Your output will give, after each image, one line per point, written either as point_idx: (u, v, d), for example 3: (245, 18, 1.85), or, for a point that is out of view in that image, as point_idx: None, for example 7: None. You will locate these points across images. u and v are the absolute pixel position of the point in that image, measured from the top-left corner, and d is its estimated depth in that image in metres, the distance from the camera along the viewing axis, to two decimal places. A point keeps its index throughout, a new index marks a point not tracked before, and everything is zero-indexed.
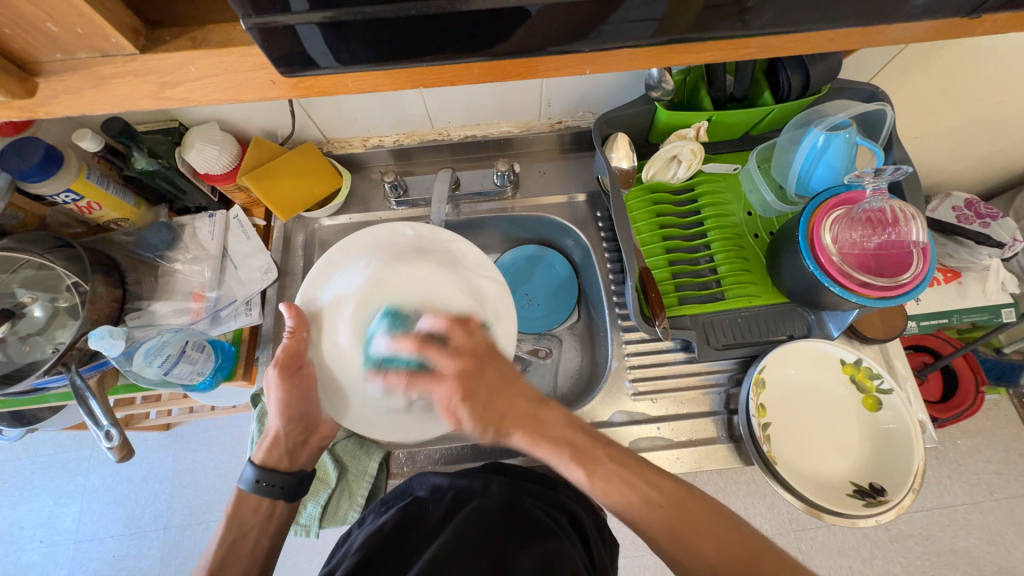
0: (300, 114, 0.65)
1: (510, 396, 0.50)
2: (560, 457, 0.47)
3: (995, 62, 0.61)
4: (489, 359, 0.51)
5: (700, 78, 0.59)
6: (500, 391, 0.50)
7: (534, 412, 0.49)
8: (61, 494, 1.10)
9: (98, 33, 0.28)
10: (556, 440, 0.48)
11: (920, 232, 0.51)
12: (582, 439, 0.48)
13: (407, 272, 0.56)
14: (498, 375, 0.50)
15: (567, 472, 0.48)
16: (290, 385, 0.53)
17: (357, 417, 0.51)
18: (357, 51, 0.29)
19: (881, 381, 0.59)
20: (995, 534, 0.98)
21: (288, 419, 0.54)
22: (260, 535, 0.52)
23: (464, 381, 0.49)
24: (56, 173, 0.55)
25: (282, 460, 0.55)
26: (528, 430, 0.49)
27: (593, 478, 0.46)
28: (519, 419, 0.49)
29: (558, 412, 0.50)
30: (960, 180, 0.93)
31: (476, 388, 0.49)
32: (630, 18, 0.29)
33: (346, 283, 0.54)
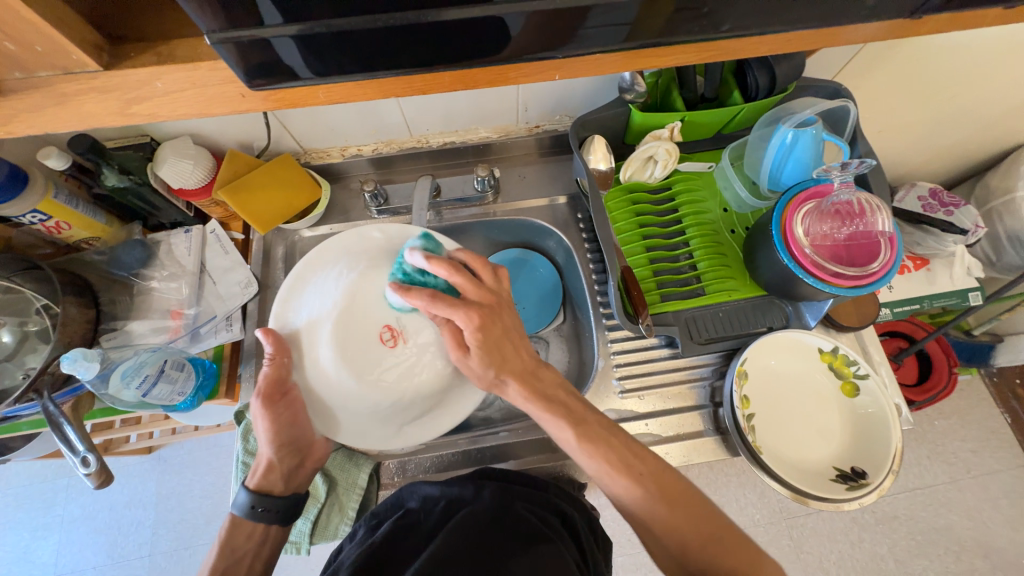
0: (276, 126, 0.64)
1: (520, 346, 0.53)
2: (556, 417, 0.50)
3: (948, 58, 0.64)
4: (507, 302, 0.53)
5: (672, 80, 0.61)
6: (503, 339, 0.51)
7: (532, 370, 0.53)
8: (38, 525, 1.06)
9: (59, 50, 0.28)
10: (552, 400, 0.51)
11: (886, 222, 0.53)
12: (576, 404, 0.52)
13: (384, 277, 0.52)
14: (512, 322, 0.53)
15: (556, 431, 0.50)
16: (276, 413, 0.52)
17: (351, 430, 0.51)
18: (329, 63, 0.29)
19: (858, 367, 0.61)
20: (975, 510, 1.01)
21: (281, 445, 0.53)
22: (254, 562, 0.50)
23: (485, 315, 0.50)
24: (22, 194, 0.54)
25: (277, 484, 0.54)
26: (524, 384, 0.51)
27: (581, 439, 0.48)
28: (519, 369, 0.52)
29: (554, 374, 0.54)
30: (924, 170, 0.96)
31: (494, 322, 0.50)
32: (594, 24, 0.30)
33: (320, 297, 0.52)
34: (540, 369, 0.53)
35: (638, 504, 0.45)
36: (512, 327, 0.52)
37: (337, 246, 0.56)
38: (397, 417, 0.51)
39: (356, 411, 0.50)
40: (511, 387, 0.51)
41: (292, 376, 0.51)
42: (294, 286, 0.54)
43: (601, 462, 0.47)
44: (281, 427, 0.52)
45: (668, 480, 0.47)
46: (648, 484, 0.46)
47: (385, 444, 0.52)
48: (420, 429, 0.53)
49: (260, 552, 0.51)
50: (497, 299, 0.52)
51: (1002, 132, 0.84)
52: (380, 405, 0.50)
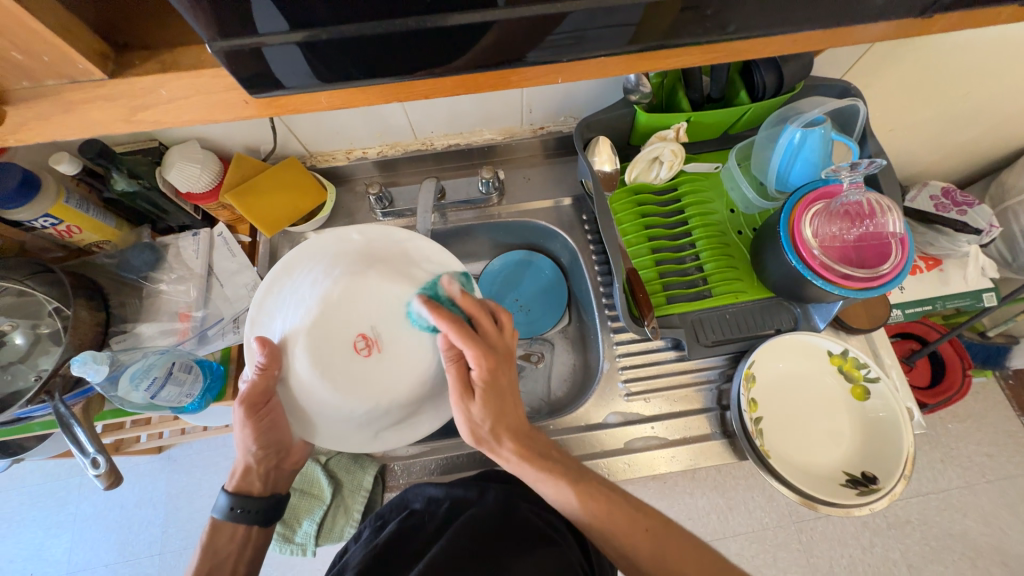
0: (282, 130, 0.65)
1: (515, 402, 0.51)
2: (551, 477, 0.48)
3: (962, 55, 0.62)
4: (512, 355, 0.52)
5: (678, 81, 0.60)
6: (507, 388, 0.50)
7: (528, 428, 0.51)
8: (51, 524, 1.08)
9: (64, 59, 0.28)
10: (548, 458, 0.50)
11: (897, 223, 0.52)
12: (571, 464, 0.51)
13: (361, 284, 0.52)
14: (512, 377, 0.51)
15: (550, 496, 0.48)
16: (256, 421, 0.51)
17: (326, 435, 0.52)
18: (336, 69, 0.29)
19: (869, 370, 0.60)
20: (990, 515, 0.99)
21: (261, 449, 0.53)
22: (237, 563, 0.51)
23: (492, 368, 0.48)
24: (34, 199, 0.55)
25: (255, 485, 0.54)
26: (520, 442, 0.49)
27: (581, 499, 0.47)
28: (515, 427, 0.50)
29: (544, 436, 0.52)
30: (938, 169, 0.95)
31: (499, 373, 0.49)
32: (594, 26, 0.30)
33: (295, 306, 0.51)
34: (533, 431, 0.52)
35: (627, 538, 0.46)
36: (512, 380, 0.51)
37: (315, 248, 0.56)
38: (370, 424, 0.52)
39: (330, 416, 0.51)
40: (505, 445, 0.50)
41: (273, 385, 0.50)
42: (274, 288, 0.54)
43: (597, 516, 0.46)
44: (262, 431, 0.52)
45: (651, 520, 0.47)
46: (646, 531, 0.46)
47: (364, 448, 0.54)
48: (398, 434, 0.54)
49: (243, 554, 0.52)
50: (506, 350, 0.51)
51: (1018, 130, 0.82)
52: (355, 414, 0.50)
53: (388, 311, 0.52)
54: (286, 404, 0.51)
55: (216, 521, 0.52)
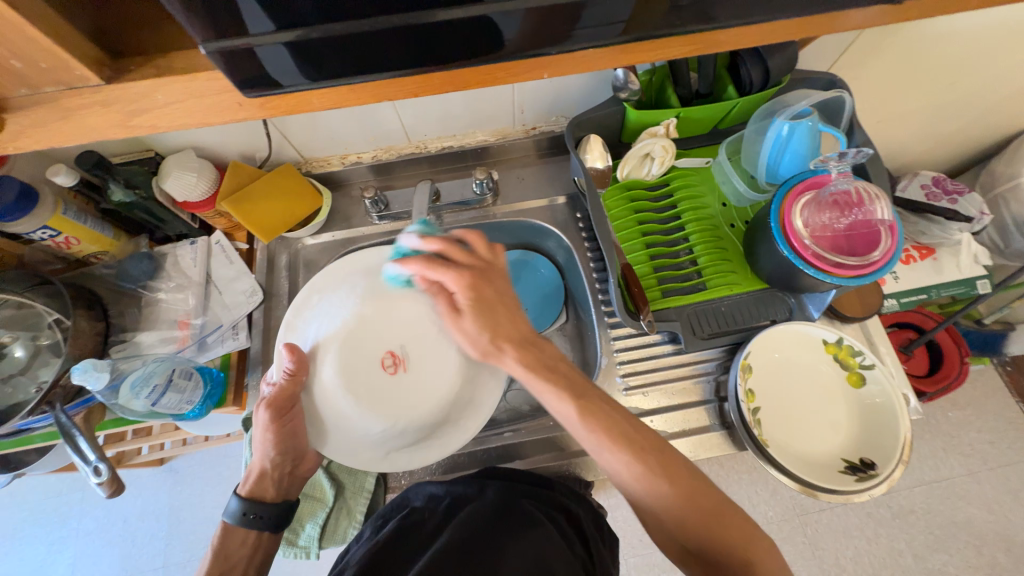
0: (277, 136, 0.65)
1: (513, 315, 0.49)
2: (559, 388, 0.46)
3: (945, 45, 0.63)
4: (502, 271, 0.51)
5: (665, 78, 0.61)
6: (495, 303, 0.49)
7: (534, 339, 0.49)
8: (54, 539, 1.07)
9: (61, 65, 0.29)
10: (554, 370, 0.47)
11: (885, 211, 0.53)
12: (578, 379, 0.48)
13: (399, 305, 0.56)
14: (506, 287, 0.50)
15: (557, 407, 0.46)
16: (280, 426, 0.52)
17: (338, 449, 0.53)
18: (324, 67, 0.30)
19: (864, 357, 0.60)
20: (993, 503, 1.00)
21: (279, 455, 0.53)
22: (246, 570, 0.50)
23: (474, 278, 0.49)
24: (32, 211, 0.55)
25: (268, 490, 0.54)
26: (524, 351, 0.48)
27: (584, 415, 0.45)
28: (518, 340, 0.48)
29: (558, 349, 0.50)
30: (927, 159, 0.96)
31: (485, 286, 0.49)
32: (578, 21, 0.30)
33: (328, 317, 0.55)
34: (540, 340, 0.49)
35: (633, 476, 0.43)
36: (504, 288, 0.50)
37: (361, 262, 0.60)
38: (383, 443, 0.54)
39: (347, 431, 0.53)
40: (507, 355, 0.48)
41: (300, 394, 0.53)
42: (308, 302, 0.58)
43: (599, 434, 0.44)
44: (285, 438, 0.53)
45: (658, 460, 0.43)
46: (651, 460, 0.43)
47: (371, 467, 0.54)
48: (410, 455, 0.55)
49: (253, 559, 0.51)
50: (487, 265, 0.51)
51: (1005, 117, 0.84)
52: (371, 431, 0.53)
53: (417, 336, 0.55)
54: (307, 412, 0.53)
55: (227, 525, 0.51)
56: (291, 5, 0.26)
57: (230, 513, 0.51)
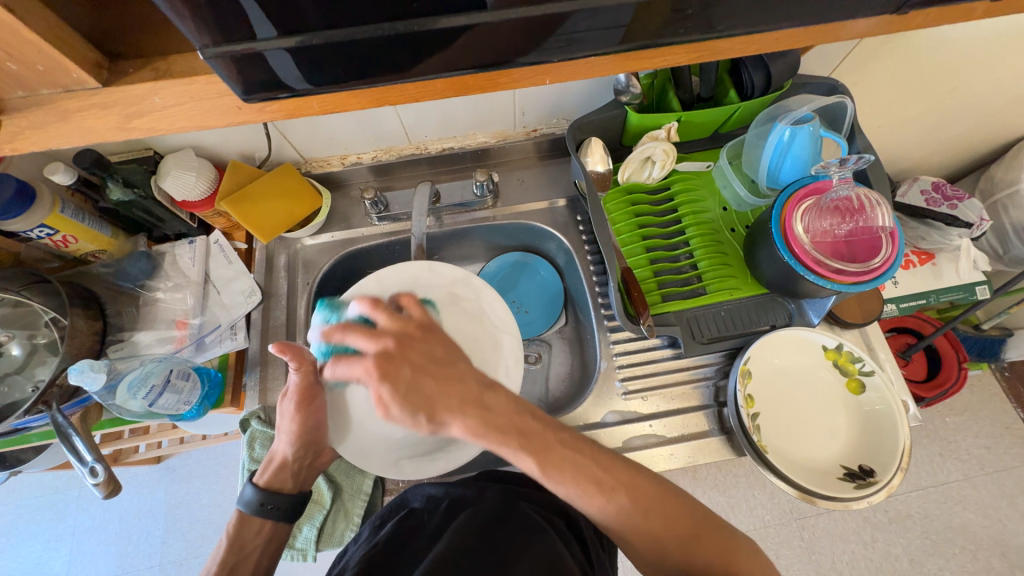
0: (276, 136, 0.65)
1: (444, 374, 0.48)
2: (512, 447, 0.44)
3: (946, 51, 0.63)
4: (422, 338, 0.50)
5: (667, 81, 0.61)
6: (421, 363, 0.48)
7: (477, 397, 0.46)
8: (50, 537, 1.07)
9: (60, 68, 0.28)
10: (506, 428, 0.45)
11: (887, 217, 0.53)
12: (534, 426, 0.45)
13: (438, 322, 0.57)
14: (428, 350, 0.49)
15: (518, 463, 0.44)
16: (303, 417, 0.52)
17: (355, 449, 0.53)
18: (325, 72, 0.30)
19: (863, 364, 0.60)
20: (990, 508, 1.00)
21: (299, 447, 0.53)
22: (260, 559, 0.50)
23: (387, 355, 0.47)
24: (29, 210, 0.55)
25: (287, 482, 0.54)
26: (469, 417, 0.45)
27: (546, 467, 0.43)
28: (459, 403, 0.46)
29: (505, 398, 0.47)
30: (928, 164, 0.96)
31: (399, 367, 0.47)
32: (578, 29, 0.30)
33: None
34: (483, 398, 0.46)
35: (603, 513, 0.43)
36: (426, 351, 0.49)
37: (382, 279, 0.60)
38: (400, 449, 0.54)
39: (369, 431, 0.53)
40: (453, 424, 0.46)
41: (321, 396, 0.53)
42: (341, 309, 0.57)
43: (569, 484, 0.43)
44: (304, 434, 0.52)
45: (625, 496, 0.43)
46: (622, 495, 0.43)
47: (381, 471, 0.54)
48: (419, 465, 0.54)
49: (266, 549, 0.51)
50: (405, 334, 0.50)
51: (1005, 124, 0.84)
52: (393, 436, 0.53)
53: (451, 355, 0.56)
54: (329, 413, 0.53)
55: (242, 515, 0.51)
56: (291, 8, 0.25)
57: (246, 502, 0.51)
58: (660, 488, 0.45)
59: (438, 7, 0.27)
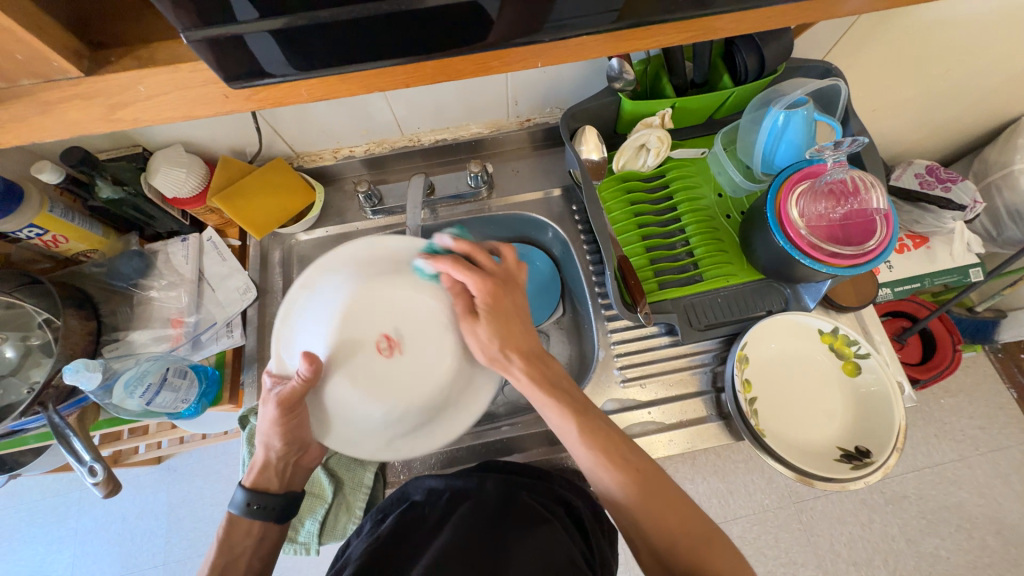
0: (267, 129, 0.64)
1: (523, 327, 0.53)
2: (561, 403, 0.49)
3: (940, 32, 0.63)
4: (515, 286, 0.55)
5: (661, 67, 0.60)
6: (511, 312, 0.53)
7: (539, 354, 0.53)
8: (52, 539, 1.07)
9: (39, 58, 0.27)
10: (556, 389, 0.51)
11: (881, 199, 0.53)
12: (577, 394, 0.52)
13: (394, 289, 0.54)
14: (520, 301, 0.55)
15: (558, 420, 0.49)
16: (286, 421, 0.50)
17: (342, 439, 0.49)
18: (310, 56, 0.29)
19: (859, 346, 0.60)
20: (985, 487, 1.01)
21: (283, 448, 0.53)
22: (252, 558, 0.51)
23: (494, 288, 0.52)
24: (17, 210, 0.54)
25: (272, 481, 0.54)
26: (531, 363, 0.51)
27: (583, 430, 0.48)
28: (526, 352, 0.52)
29: (558, 367, 0.53)
30: (922, 148, 0.96)
31: (502, 299, 0.53)
32: (569, 12, 0.30)
33: (322, 306, 0.51)
34: (544, 354, 0.53)
35: (614, 491, 0.46)
36: (518, 300, 0.54)
37: (324, 268, 0.52)
38: (388, 428, 0.50)
39: (350, 418, 0.49)
40: (516, 365, 0.51)
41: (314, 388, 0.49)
42: (295, 306, 0.50)
43: (596, 453, 0.47)
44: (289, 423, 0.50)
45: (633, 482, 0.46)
46: (644, 480, 0.45)
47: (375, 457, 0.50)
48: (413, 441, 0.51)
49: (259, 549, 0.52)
50: (506, 277, 0.55)
51: (998, 105, 0.84)
52: (376, 417, 0.49)
53: (414, 320, 0.53)
54: (318, 405, 0.49)
55: (233, 516, 0.52)
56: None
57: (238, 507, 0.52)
58: (665, 482, 0.46)
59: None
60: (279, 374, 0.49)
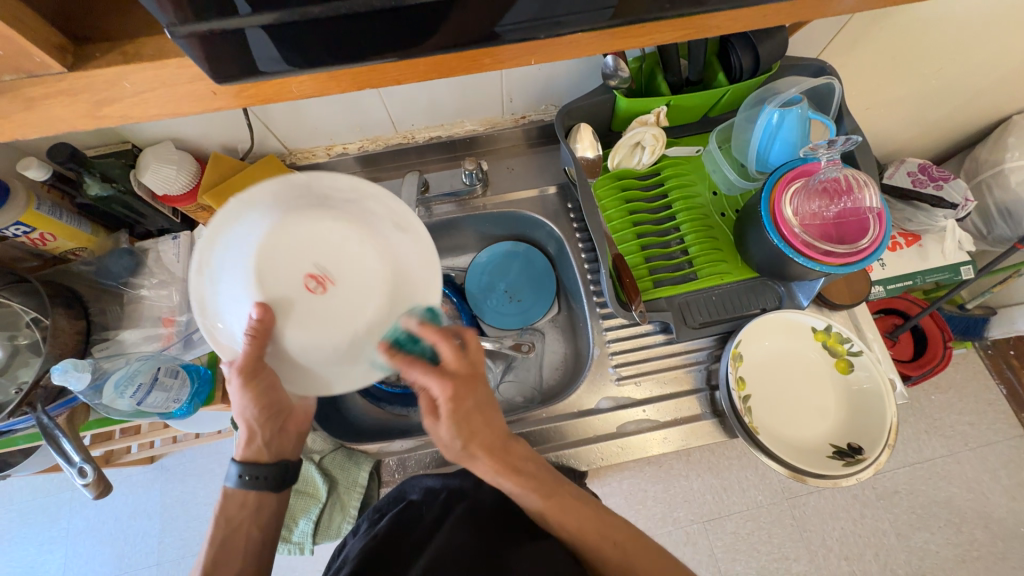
0: (258, 126, 0.63)
1: (488, 419, 0.46)
2: (526, 488, 0.46)
3: (934, 31, 0.63)
4: (478, 380, 0.46)
5: (656, 65, 0.60)
6: (476, 412, 0.46)
7: (503, 444, 0.47)
8: (43, 540, 1.06)
9: (21, 53, 0.27)
10: (524, 476, 0.46)
11: (874, 198, 0.53)
12: (545, 473, 0.48)
13: (297, 227, 0.45)
14: (485, 395, 0.47)
15: (525, 501, 0.46)
16: (256, 385, 0.47)
17: (314, 384, 0.44)
18: (301, 51, 0.29)
19: (852, 344, 0.61)
20: (974, 482, 1.03)
21: (260, 413, 0.50)
22: (250, 529, 0.51)
23: (457, 389, 0.44)
24: (3, 207, 0.53)
25: (264, 452, 0.52)
26: (494, 459, 0.46)
27: (551, 506, 0.46)
28: (489, 444, 0.46)
29: (524, 445, 0.49)
30: (914, 146, 0.97)
31: (465, 398, 0.45)
32: (563, 9, 0.29)
33: (230, 276, 0.43)
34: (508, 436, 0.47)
35: (573, 537, 0.45)
36: (485, 398, 0.46)
37: (211, 246, 0.43)
38: (358, 353, 0.45)
39: (313, 361, 0.44)
40: (480, 462, 0.46)
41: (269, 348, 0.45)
42: (204, 291, 0.43)
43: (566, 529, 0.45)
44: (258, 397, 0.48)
45: (586, 509, 0.46)
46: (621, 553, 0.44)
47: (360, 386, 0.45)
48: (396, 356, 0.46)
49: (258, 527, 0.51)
50: (472, 371, 0.46)
51: (989, 104, 0.84)
52: (340, 347, 0.44)
53: (329, 244, 0.45)
54: (281, 362, 0.45)
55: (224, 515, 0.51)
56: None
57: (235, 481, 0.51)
58: (623, 522, 0.47)
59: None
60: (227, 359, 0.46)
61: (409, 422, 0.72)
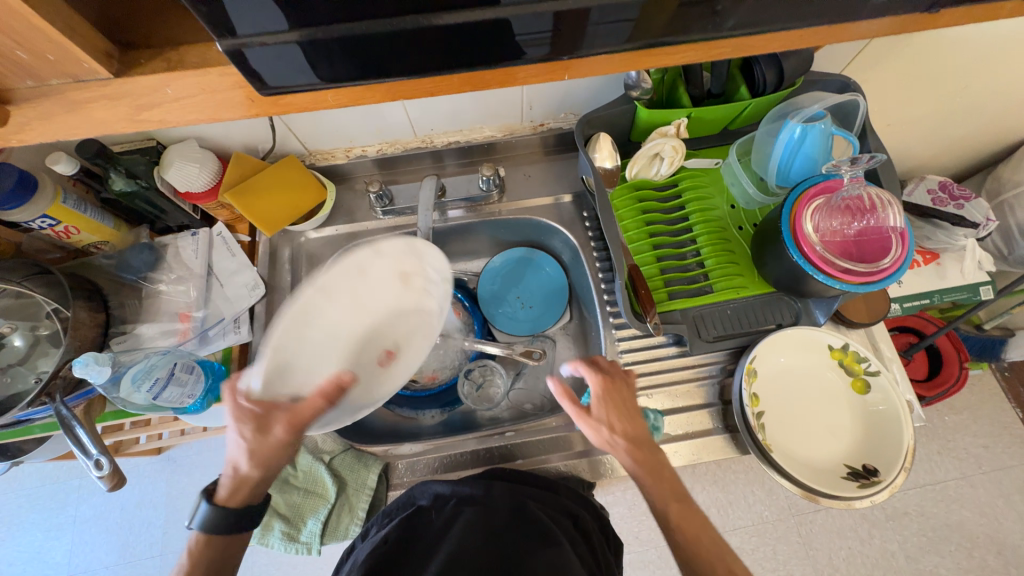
0: (281, 129, 0.64)
1: (632, 422, 0.50)
2: (658, 488, 0.48)
3: (961, 49, 0.63)
4: (621, 389, 0.52)
5: (678, 76, 0.60)
6: (623, 414, 0.51)
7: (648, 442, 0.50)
8: (50, 526, 1.07)
9: (70, 58, 0.27)
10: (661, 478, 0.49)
11: (898, 217, 0.53)
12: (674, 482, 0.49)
13: (394, 298, 0.53)
14: (630, 403, 0.52)
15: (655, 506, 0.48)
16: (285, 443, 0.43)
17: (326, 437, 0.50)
18: (336, 68, 0.29)
19: (869, 363, 0.60)
20: (987, 506, 1.01)
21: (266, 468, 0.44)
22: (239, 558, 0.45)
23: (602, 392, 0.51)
24: (31, 200, 0.54)
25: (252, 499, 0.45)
26: (635, 457, 0.49)
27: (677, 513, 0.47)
28: (634, 443, 0.50)
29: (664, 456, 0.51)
30: (936, 163, 0.95)
31: (613, 400, 0.51)
32: (591, 33, 0.30)
33: (322, 323, 0.48)
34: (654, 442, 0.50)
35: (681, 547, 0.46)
36: (628, 401, 0.52)
37: (328, 286, 0.48)
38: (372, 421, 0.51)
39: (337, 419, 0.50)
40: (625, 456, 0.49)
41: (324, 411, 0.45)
42: (297, 325, 0.46)
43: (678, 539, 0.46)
44: (281, 454, 0.44)
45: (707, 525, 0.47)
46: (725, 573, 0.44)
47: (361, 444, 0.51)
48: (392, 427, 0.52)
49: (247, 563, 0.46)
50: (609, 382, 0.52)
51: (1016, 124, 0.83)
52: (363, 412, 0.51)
53: (404, 323, 0.54)
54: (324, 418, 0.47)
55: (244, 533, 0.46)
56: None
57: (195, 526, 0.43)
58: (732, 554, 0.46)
59: (446, 3, 0.26)
60: (275, 399, 0.44)
61: (417, 425, 0.72)
